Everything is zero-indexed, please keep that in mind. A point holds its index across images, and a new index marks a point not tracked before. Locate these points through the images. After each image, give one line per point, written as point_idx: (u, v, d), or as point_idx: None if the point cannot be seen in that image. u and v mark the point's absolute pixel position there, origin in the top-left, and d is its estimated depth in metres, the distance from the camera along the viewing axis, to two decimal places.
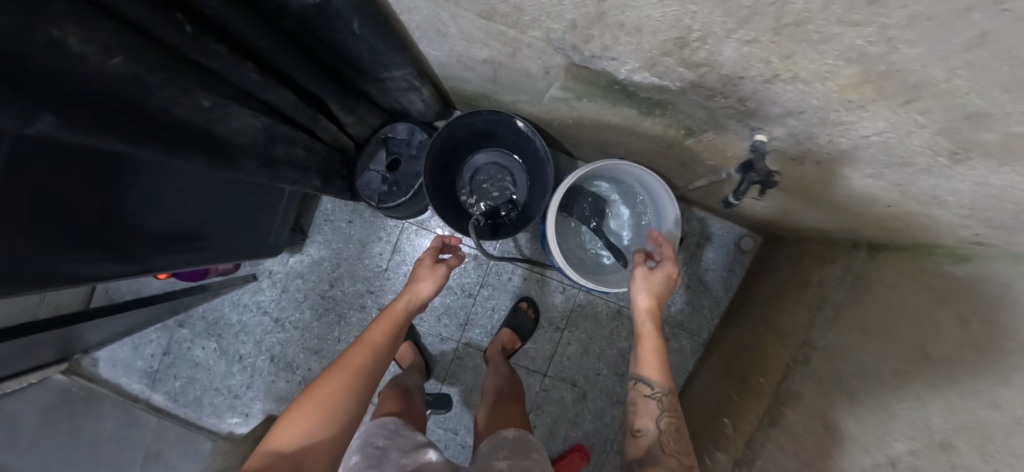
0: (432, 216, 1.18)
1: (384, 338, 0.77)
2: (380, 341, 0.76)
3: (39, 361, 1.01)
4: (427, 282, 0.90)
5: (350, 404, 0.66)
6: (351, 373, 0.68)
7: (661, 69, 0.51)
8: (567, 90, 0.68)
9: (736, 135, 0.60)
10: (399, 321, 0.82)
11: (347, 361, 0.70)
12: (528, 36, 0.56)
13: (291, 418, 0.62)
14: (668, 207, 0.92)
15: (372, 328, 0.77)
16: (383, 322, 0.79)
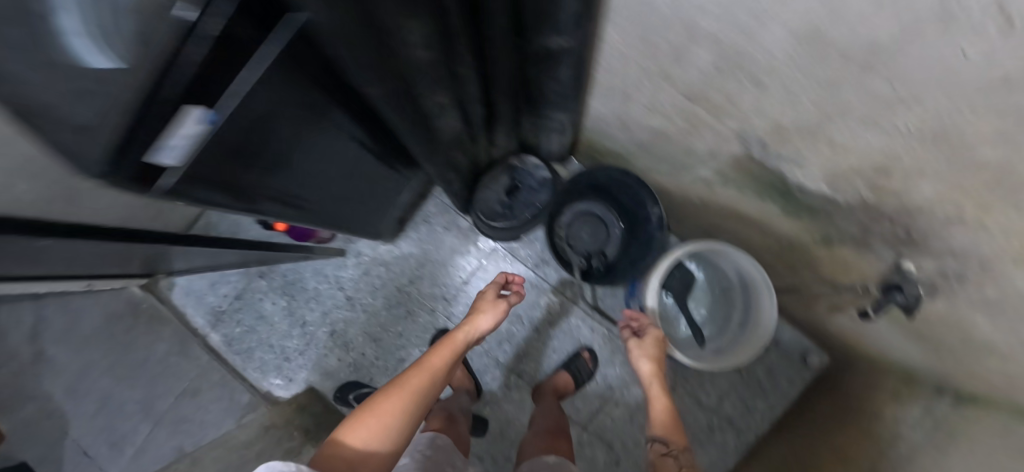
0: (522, 245, 1.25)
1: (443, 363, 0.77)
2: (439, 365, 0.76)
3: (123, 269, 1.06)
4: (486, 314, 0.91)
5: (404, 422, 0.65)
6: (413, 393, 0.69)
7: (839, 183, 0.58)
8: (719, 174, 0.76)
9: (877, 257, 0.66)
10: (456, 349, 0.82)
11: (409, 382, 0.70)
12: (718, 125, 0.64)
13: (354, 429, 0.61)
14: (761, 304, 0.95)
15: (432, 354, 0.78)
16: (445, 352, 0.80)
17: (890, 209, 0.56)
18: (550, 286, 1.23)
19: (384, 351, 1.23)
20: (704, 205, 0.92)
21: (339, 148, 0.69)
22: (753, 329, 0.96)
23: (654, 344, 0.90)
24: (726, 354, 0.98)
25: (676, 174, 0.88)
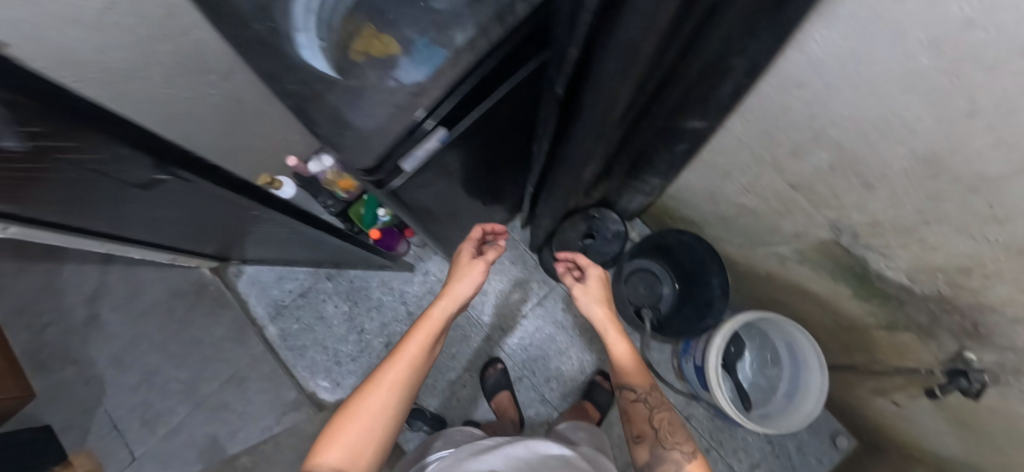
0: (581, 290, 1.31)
1: (427, 346, 0.69)
2: (418, 350, 0.67)
3: (200, 246, 1.09)
4: (465, 281, 0.77)
5: (390, 424, 0.62)
6: (396, 390, 0.63)
7: (919, 275, 0.69)
8: (798, 253, 0.87)
9: (939, 345, 0.76)
10: (438, 329, 0.71)
11: (387, 378, 0.63)
12: (814, 212, 0.77)
13: (338, 437, 0.58)
14: (811, 378, 1.02)
15: (410, 337, 0.68)
16: (423, 331, 0.69)
17: (963, 304, 0.67)
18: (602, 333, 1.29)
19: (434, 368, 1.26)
20: (769, 276, 1.03)
21: (477, 169, 0.81)
22: (800, 400, 1.03)
23: (598, 281, 0.83)
24: (773, 422, 1.04)
25: (749, 245, 1.01)
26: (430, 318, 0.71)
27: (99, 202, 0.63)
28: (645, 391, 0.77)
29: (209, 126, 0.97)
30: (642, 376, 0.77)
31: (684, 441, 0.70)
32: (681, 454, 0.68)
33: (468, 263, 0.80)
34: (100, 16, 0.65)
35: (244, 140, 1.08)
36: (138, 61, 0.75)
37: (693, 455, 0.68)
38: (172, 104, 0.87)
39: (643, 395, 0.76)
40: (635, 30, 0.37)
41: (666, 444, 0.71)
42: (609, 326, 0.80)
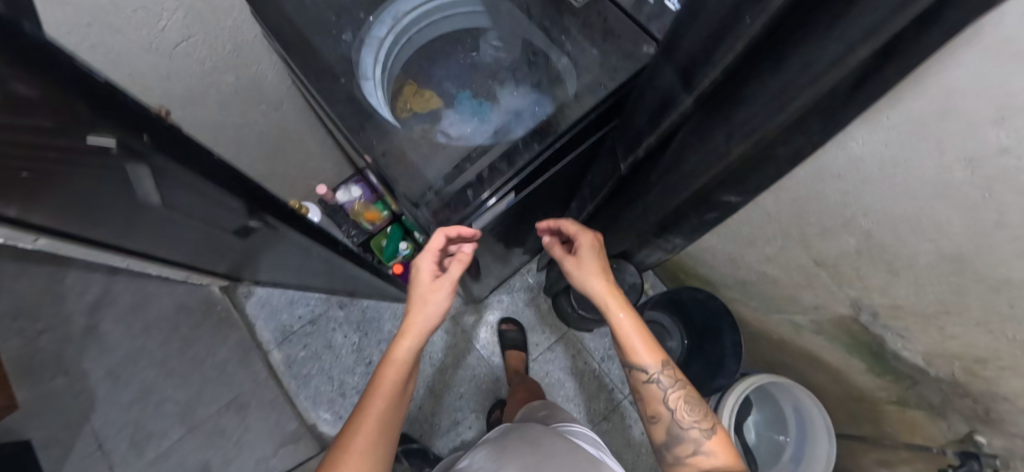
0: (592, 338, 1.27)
1: (394, 399, 0.56)
2: (387, 405, 0.55)
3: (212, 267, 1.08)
4: (422, 309, 0.61)
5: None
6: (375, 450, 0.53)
7: (935, 359, 0.73)
8: (814, 323, 0.91)
9: (949, 425, 0.78)
10: (403, 373, 0.58)
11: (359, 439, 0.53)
12: (836, 288, 0.81)
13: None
14: (817, 443, 1.03)
15: (372, 394, 0.56)
16: (388, 379, 0.57)
17: (977, 391, 0.69)
18: (613, 386, 1.24)
19: (441, 408, 1.23)
20: (778, 339, 1.07)
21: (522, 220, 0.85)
22: (807, 464, 1.04)
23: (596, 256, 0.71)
24: None
25: (764, 310, 1.05)
26: (391, 362, 0.58)
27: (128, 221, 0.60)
28: (664, 367, 0.65)
29: (250, 154, 0.96)
30: (655, 355, 0.65)
31: (701, 418, 0.63)
32: (701, 433, 0.62)
33: (433, 285, 0.63)
34: (175, 47, 0.67)
35: (282, 171, 1.06)
36: (197, 89, 0.76)
37: (711, 432, 0.62)
38: (220, 130, 0.86)
39: (668, 375, 0.65)
40: (723, 138, 0.44)
41: (683, 422, 0.63)
42: (619, 313, 0.66)
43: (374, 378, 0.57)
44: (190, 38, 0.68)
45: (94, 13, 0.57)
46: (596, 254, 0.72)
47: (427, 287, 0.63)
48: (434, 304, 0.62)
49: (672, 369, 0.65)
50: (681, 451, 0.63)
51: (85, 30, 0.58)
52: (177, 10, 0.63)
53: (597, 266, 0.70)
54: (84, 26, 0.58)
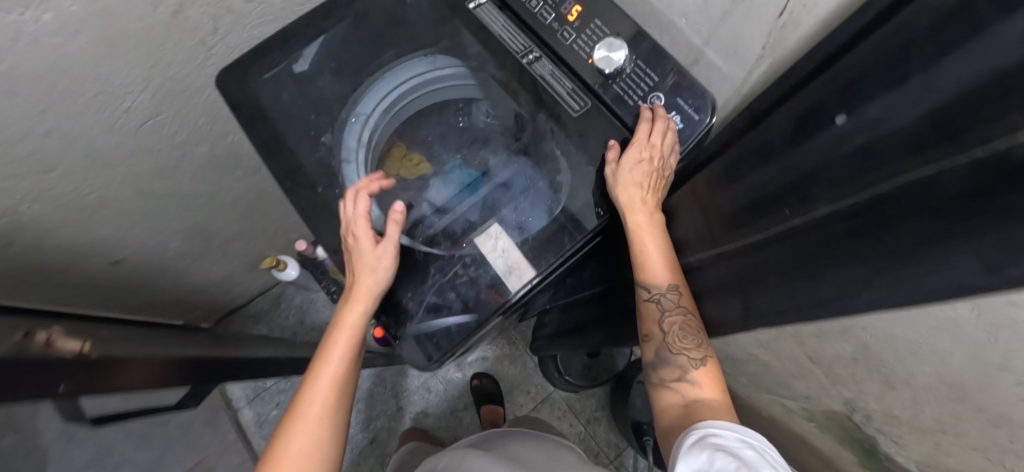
0: (579, 400, 1.23)
1: (345, 365, 0.56)
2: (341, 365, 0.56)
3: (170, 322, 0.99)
4: (371, 274, 0.56)
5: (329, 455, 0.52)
6: (330, 418, 0.53)
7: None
8: (807, 411, 0.89)
9: None
10: (355, 339, 0.57)
11: (314, 403, 0.53)
12: (830, 386, 0.77)
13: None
14: None
15: (328, 355, 0.56)
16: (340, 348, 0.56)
17: None
18: (599, 452, 1.19)
19: None
20: (772, 416, 1.04)
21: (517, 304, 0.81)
22: None
23: (647, 161, 0.54)
24: None
25: (756, 387, 1.06)
26: (341, 329, 0.57)
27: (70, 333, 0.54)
28: (670, 292, 0.53)
29: (224, 217, 0.91)
30: (664, 278, 0.53)
31: (694, 347, 0.52)
32: (689, 360, 0.52)
33: (370, 248, 0.56)
34: (140, 126, 0.64)
35: (259, 227, 1.01)
36: (166, 163, 0.72)
37: (702, 362, 0.51)
38: (191, 198, 0.81)
39: (671, 300, 0.53)
40: (740, 315, 0.42)
41: (671, 347, 0.53)
42: (642, 227, 0.54)
43: (328, 341, 0.57)
44: (158, 116, 0.65)
45: (48, 100, 0.52)
46: (648, 158, 0.53)
47: (365, 247, 0.56)
48: (379, 260, 0.56)
49: (678, 292, 0.53)
50: (664, 375, 0.53)
51: (36, 118, 0.53)
52: (144, 92, 0.61)
53: (644, 175, 0.54)
54: (37, 113, 0.52)
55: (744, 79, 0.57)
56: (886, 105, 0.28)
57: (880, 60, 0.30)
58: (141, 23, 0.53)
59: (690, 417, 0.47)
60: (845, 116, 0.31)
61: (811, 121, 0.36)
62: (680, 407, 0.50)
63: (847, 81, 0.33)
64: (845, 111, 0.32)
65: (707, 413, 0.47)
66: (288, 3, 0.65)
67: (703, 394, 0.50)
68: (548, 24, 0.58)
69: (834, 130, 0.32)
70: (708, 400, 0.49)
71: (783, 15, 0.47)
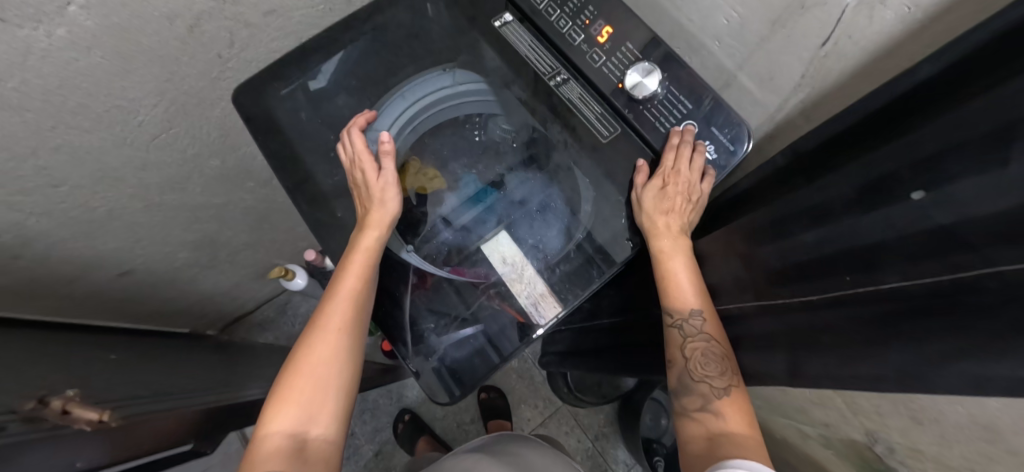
0: (587, 416, 1.21)
1: (363, 287, 0.54)
2: (357, 286, 0.54)
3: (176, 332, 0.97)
4: (380, 206, 0.56)
5: (347, 378, 0.51)
6: (346, 334, 0.53)
7: None
8: (826, 438, 0.86)
9: None
10: (370, 264, 0.54)
11: (331, 323, 0.52)
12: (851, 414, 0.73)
13: (288, 395, 0.48)
14: None
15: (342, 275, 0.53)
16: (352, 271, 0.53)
17: None
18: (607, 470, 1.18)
19: None
20: (788, 439, 1.02)
21: None
22: None
23: (671, 185, 0.53)
24: None
25: (771, 410, 1.03)
26: (353, 254, 0.54)
27: (83, 358, 0.53)
28: (693, 317, 0.50)
29: (233, 228, 0.90)
30: (682, 301, 0.52)
31: (718, 376, 0.48)
32: (710, 389, 0.48)
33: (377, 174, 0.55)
34: (153, 140, 0.62)
35: (268, 237, 0.99)
36: (177, 177, 0.70)
37: (725, 390, 0.47)
38: (201, 210, 0.80)
39: (694, 326, 0.50)
40: (785, 374, 0.41)
41: (692, 373, 0.49)
42: (671, 249, 0.53)
43: (344, 263, 0.54)
44: (170, 131, 0.63)
45: (59, 115, 0.51)
46: (672, 184, 0.53)
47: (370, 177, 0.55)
48: (382, 192, 0.55)
49: (701, 317, 0.50)
50: (687, 403, 0.49)
51: (47, 134, 0.51)
52: (157, 107, 0.59)
53: (671, 199, 0.53)
54: (48, 129, 0.51)
55: (778, 107, 0.56)
56: (971, 196, 0.27)
57: (960, 142, 0.29)
58: (157, 38, 0.51)
59: (717, 445, 0.44)
60: (924, 193, 0.31)
61: (882, 187, 0.35)
62: (704, 439, 0.46)
63: (922, 155, 0.32)
64: (923, 187, 0.31)
65: (736, 445, 0.43)
66: (306, 16, 0.62)
67: (732, 426, 0.45)
68: (577, 45, 0.56)
69: (909, 206, 0.32)
70: (735, 430, 0.45)
71: (825, 47, 0.45)
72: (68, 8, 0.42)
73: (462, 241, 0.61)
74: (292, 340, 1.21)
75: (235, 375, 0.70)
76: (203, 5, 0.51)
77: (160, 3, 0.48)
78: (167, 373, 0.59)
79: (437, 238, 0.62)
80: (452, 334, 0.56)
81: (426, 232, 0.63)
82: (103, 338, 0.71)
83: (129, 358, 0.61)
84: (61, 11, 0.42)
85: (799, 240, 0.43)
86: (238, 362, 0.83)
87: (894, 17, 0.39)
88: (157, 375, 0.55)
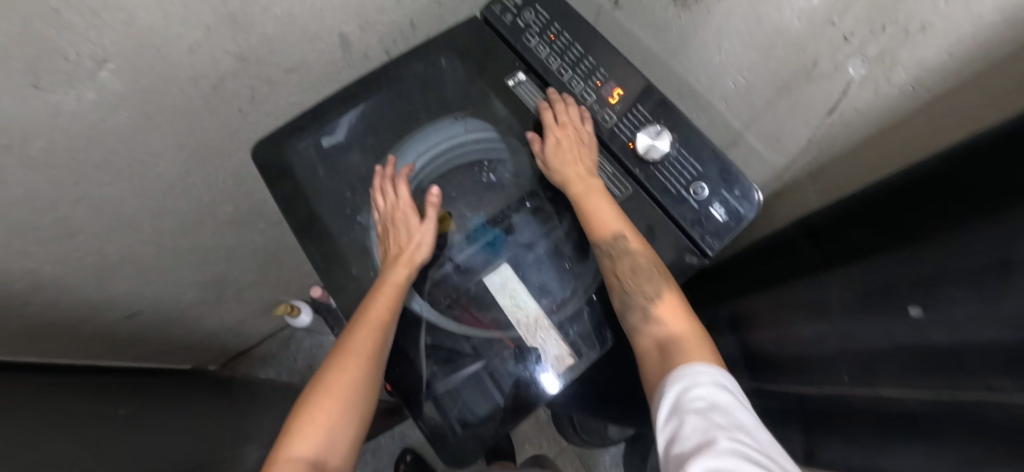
0: (593, 458, 1.18)
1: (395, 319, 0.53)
2: (391, 314, 0.52)
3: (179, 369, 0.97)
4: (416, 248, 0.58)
5: (365, 405, 0.50)
6: (374, 362, 0.51)
7: None
8: None
9: None
10: (400, 297, 0.54)
11: (362, 349, 0.50)
12: None
13: (311, 419, 0.46)
14: None
15: (373, 302, 0.52)
16: (384, 302, 0.53)
17: None
18: None
19: None
20: None
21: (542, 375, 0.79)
22: None
23: (563, 138, 0.56)
24: None
25: None
26: (384, 285, 0.54)
27: (91, 408, 0.53)
28: (619, 243, 0.51)
29: (241, 267, 0.90)
30: (605, 227, 0.52)
31: (641, 282, 0.50)
32: (643, 300, 0.49)
33: (417, 225, 0.58)
34: (170, 189, 0.63)
35: (275, 274, 0.99)
36: (190, 222, 0.71)
37: (654, 297, 0.49)
38: (211, 252, 0.80)
39: (621, 248, 0.51)
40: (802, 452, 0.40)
41: (625, 291, 0.50)
42: (593, 186, 0.55)
43: (375, 293, 0.53)
44: (187, 181, 0.64)
45: (82, 171, 0.52)
46: (563, 134, 0.56)
47: (413, 224, 0.58)
48: (421, 236, 0.58)
49: (626, 240, 0.51)
50: (633, 322, 0.50)
51: (68, 189, 0.53)
52: (176, 159, 0.60)
53: (574, 149, 0.56)
54: (70, 184, 0.52)
55: (784, 166, 0.57)
56: (965, 318, 0.22)
57: None
58: (182, 97, 0.53)
59: (668, 357, 0.45)
60: (920, 310, 0.26)
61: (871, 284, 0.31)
62: (655, 354, 0.47)
63: None
64: (920, 302, 0.26)
65: (683, 353, 0.44)
66: (325, 72, 0.64)
67: (679, 332, 0.47)
68: (589, 104, 0.59)
69: (906, 323, 0.26)
70: (680, 336, 0.46)
71: (831, 116, 0.47)
72: (100, 73, 0.45)
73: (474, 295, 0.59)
74: (294, 376, 1.19)
75: (237, 433, 0.68)
76: (227, 66, 0.54)
77: (187, 66, 0.50)
78: (172, 434, 0.57)
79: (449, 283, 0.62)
80: (456, 373, 0.55)
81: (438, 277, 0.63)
82: (109, 380, 0.71)
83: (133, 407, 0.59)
84: (91, 76, 0.44)
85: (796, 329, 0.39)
86: (240, 405, 0.82)
87: (897, 94, 0.41)
88: (163, 440, 0.53)
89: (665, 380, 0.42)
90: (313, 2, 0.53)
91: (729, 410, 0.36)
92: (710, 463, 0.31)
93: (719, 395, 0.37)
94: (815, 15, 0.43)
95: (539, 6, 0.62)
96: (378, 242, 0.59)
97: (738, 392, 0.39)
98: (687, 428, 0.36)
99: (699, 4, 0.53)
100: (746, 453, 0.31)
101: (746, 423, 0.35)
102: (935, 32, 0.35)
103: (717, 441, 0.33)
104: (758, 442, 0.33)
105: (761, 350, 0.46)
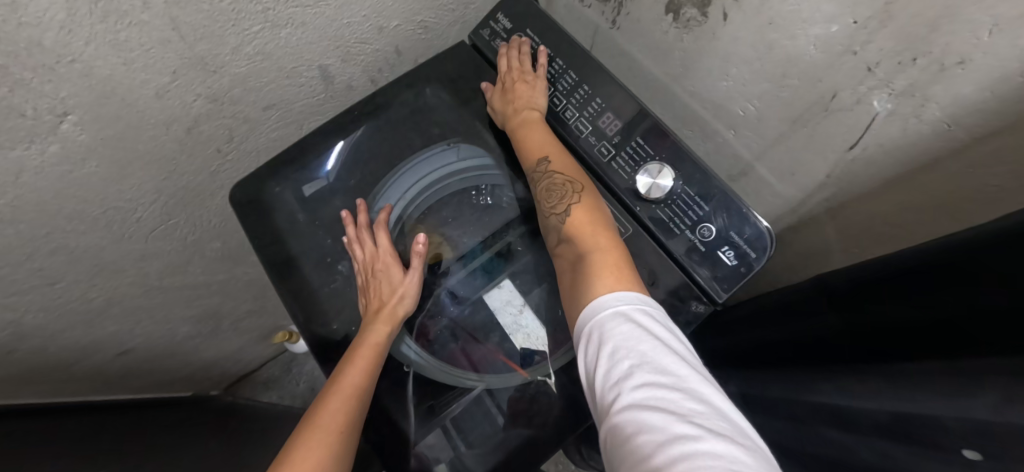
0: None
1: (369, 385, 0.50)
2: (365, 378, 0.50)
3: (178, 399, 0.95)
4: (399, 302, 0.57)
5: None
6: (342, 435, 0.47)
7: None
8: None
9: None
10: (378, 359, 0.52)
11: (331, 419, 0.47)
12: None
13: None
14: None
15: (349, 365, 0.50)
16: (359, 364, 0.50)
17: None
18: None
19: None
20: None
21: None
22: None
23: (508, 80, 0.57)
24: None
25: None
26: (363, 346, 0.52)
27: (73, 464, 0.51)
28: (540, 166, 0.53)
29: (236, 298, 0.90)
30: (533, 154, 0.54)
31: (558, 204, 0.51)
32: (558, 220, 0.51)
33: (397, 278, 0.57)
34: (152, 232, 0.62)
35: (269, 303, 0.99)
36: (177, 262, 0.70)
37: (568, 216, 0.50)
38: (202, 287, 0.80)
39: (542, 172, 0.53)
40: None
41: (544, 210, 0.53)
42: (529, 118, 0.55)
43: (349, 356, 0.51)
44: (168, 222, 0.63)
45: (53, 222, 0.49)
46: (508, 77, 0.57)
47: (395, 276, 0.57)
48: (404, 288, 0.57)
49: (547, 163, 0.53)
50: (553, 243, 0.52)
51: (42, 240, 0.50)
52: (155, 203, 0.58)
53: (515, 86, 0.56)
54: (42, 236, 0.49)
55: (802, 199, 0.53)
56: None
57: None
58: (153, 142, 0.51)
59: (577, 275, 0.46)
60: (978, 455, 0.18)
61: (893, 401, 0.24)
62: (569, 270, 0.48)
63: None
64: (974, 439, 0.19)
65: (589, 270, 0.45)
66: (307, 106, 0.62)
67: (589, 248, 0.47)
68: (584, 136, 0.56)
69: (956, 459, 0.19)
70: (589, 252, 0.47)
71: (853, 151, 0.43)
72: (61, 126, 0.41)
73: (475, 329, 0.61)
74: (296, 400, 1.19)
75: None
76: (200, 109, 0.51)
77: (157, 112, 0.48)
78: None
79: (443, 315, 0.62)
80: (448, 411, 0.53)
81: (432, 308, 0.62)
82: (105, 420, 0.69)
83: (109, 454, 0.57)
84: (53, 130, 0.41)
85: (829, 441, 0.31)
86: (241, 443, 0.81)
87: (930, 132, 0.35)
88: None
89: (582, 311, 0.42)
90: (287, 38, 0.50)
91: (631, 345, 0.35)
92: (621, 422, 0.31)
93: (622, 333, 0.37)
94: (832, 43, 0.38)
95: (530, 31, 0.60)
96: (356, 293, 0.57)
97: (645, 313, 0.39)
98: (603, 381, 0.36)
99: (701, 27, 0.49)
100: (651, 399, 0.31)
101: (650, 352, 0.35)
102: (976, 67, 0.30)
103: (627, 393, 0.33)
104: (665, 376, 0.33)
105: (793, 455, 0.36)
